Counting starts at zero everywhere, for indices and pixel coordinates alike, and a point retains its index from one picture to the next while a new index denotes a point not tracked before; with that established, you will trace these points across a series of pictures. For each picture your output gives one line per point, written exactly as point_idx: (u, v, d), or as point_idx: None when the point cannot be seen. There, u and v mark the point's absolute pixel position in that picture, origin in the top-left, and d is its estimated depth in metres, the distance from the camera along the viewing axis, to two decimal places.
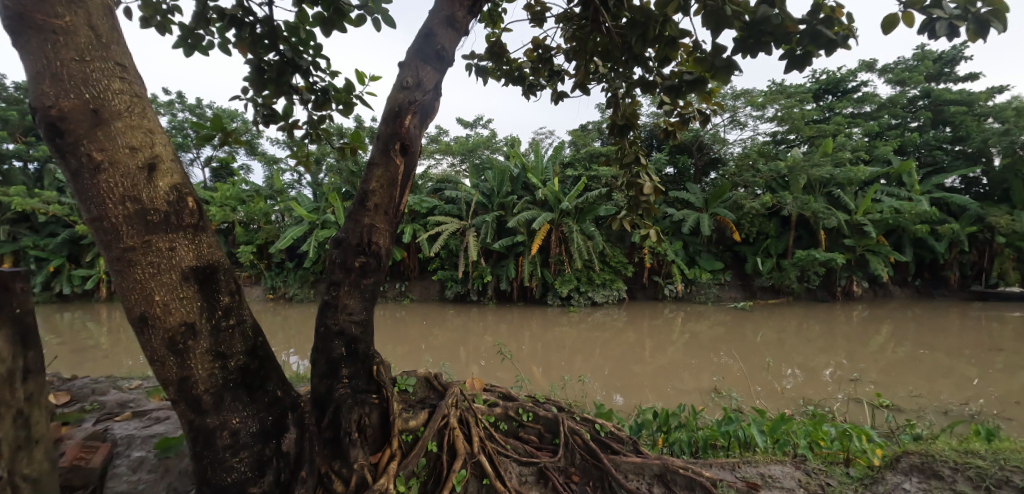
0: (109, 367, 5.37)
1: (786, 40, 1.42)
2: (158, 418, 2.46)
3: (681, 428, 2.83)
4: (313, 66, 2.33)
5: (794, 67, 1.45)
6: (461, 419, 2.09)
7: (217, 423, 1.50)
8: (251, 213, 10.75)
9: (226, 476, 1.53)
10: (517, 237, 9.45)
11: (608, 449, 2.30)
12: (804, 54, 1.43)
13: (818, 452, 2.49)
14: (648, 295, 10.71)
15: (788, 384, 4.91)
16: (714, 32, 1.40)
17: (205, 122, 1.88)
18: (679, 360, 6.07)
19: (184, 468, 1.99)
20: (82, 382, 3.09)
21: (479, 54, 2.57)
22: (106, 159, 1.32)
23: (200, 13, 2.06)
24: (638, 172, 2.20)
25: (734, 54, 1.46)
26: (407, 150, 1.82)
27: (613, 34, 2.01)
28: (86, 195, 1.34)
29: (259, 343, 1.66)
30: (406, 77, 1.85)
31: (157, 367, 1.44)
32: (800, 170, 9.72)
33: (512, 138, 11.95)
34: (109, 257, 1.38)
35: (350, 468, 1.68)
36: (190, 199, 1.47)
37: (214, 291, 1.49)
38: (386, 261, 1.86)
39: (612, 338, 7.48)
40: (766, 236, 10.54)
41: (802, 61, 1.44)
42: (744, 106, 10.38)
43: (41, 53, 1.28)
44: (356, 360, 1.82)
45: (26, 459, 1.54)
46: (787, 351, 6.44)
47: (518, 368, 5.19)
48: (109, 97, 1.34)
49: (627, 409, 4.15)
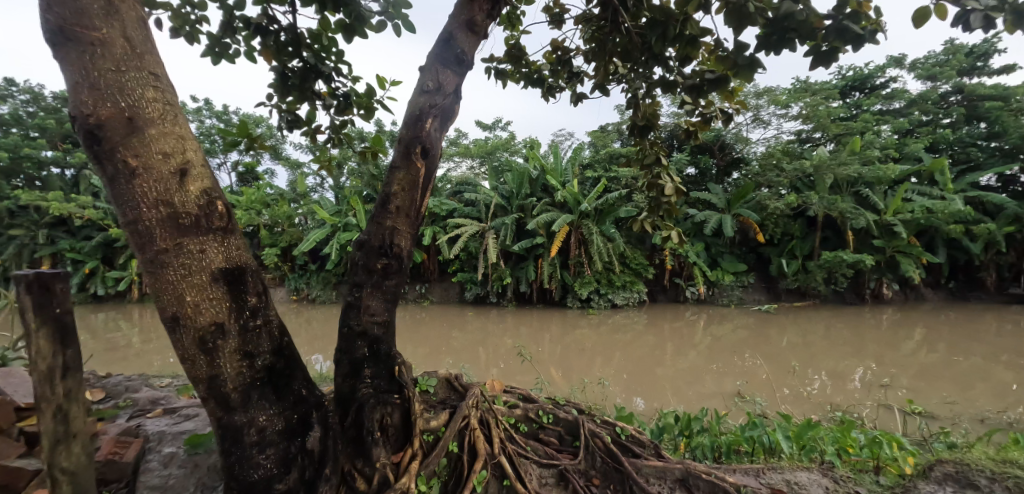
0: (140, 366, 5.56)
1: (811, 35, 1.40)
2: (188, 415, 2.53)
3: (703, 433, 2.80)
4: (335, 72, 2.40)
5: (819, 63, 1.43)
6: (482, 420, 2.10)
7: (245, 421, 1.53)
8: (275, 216, 11.01)
9: (253, 473, 1.54)
10: (537, 239, 9.48)
11: (630, 453, 2.28)
12: (831, 50, 1.40)
13: (846, 459, 2.44)
14: (669, 297, 10.60)
15: (814, 390, 4.79)
16: (737, 29, 1.39)
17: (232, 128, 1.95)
18: (701, 364, 5.98)
19: (212, 463, 2.05)
20: (114, 380, 3.18)
21: (498, 59, 2.62)
22: (140, 165, 1.37)
23: (227, 23, 2.14)
24: (659, 173, 2.21)
25: (757, 51, 1.46)
26: (428, 154, 1.85)
27: (632, 34, 2.01)
28: (122, 200, 1.39)
29: (285, 342, 1.68)
30: (427, 81, 1.89)
31: (188, 365, 1.47)
32: (826, 169, 9.53)
33: (531, 140, 11.94)
34: (144, 259, 1.42)
35: (372, 467, 1.75)
36: (219, 203, 1.51)
37: (242, 291, 1.52)
38: (407, 263, 1.89)
39: (633, 340, 7.44)
40: (791, 237, 10.33)
41: (828, 58, 1.42)
42: (768, 104, 10.24)
43: (79, 64, 1.34)
44: (379, 361, 1.84)
45: (65, 453, 1.61)
46: (813, 354, 6.31)
47: (537, 370, 5.20)
48: (143, 105, 1.39)
49: (649, 413, 4.13)
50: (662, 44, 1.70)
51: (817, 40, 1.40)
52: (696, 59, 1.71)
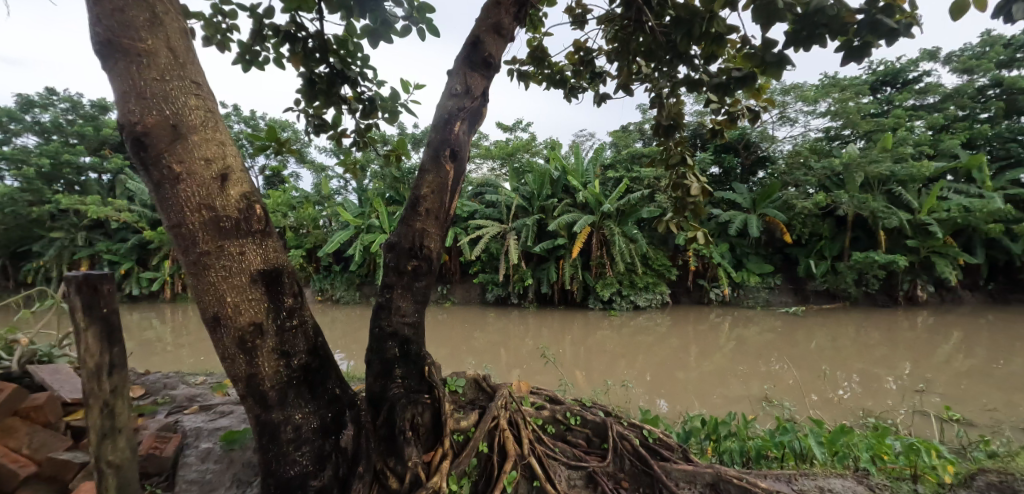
0: (172, 364, 5.74)
1: (843, 30, 1.37)
2: (223, 411, 2.59)
3: (731, 437, 2.74)
4: (361, 76, 2.46)
5: (851, 59, 1.40)
6: (511, 421, 2.11)
7: (281, 419, 1.57)
8: (301, 218, 11.25)
9: (290, 469, 1.58)
10: (558, 240, 9.48)
11: (658, 456, 2.26)
12: (863, 45, 1.37)
13: (882, 466, 2.37)
14: (693, 299, 10.44)
15: (845, 394, 4.66)
16: (765, 25, 1.37)
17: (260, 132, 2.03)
18: (726, 367, 5.89)
19: (248, 460, 2.10)
20: (152, 377, 3.29)
21: (520, 60, 2.65)
22: (184, 170, 1.42)
23: (256, 31, 2.23)
24: (684, 173, 2.19)
25: (786, 48, 1.44)
26: (457, 156, 1.88)
27: (657, 33, 2.01)
28: (166, 204, 1.44)
29: (320, 342, 1.72)
30: (455, 84, 1.91)
31: (228, 364, 1.52)
32: (857, 167, 9.27)
33: (552, 141, 11.91)
34: (186, 261, 1.48)
35: (404, 466, 1.75)
36: (258, 206, 1.55)
37: (279, 293, 1.56)
38: (437, 264, 1.91)
39: (656, 343, 7.35)
40: (820, 238, 10.08)
41: (860, 53, 1.39)
42: (795, 101, 10.03)
43: (127, 74, 1.40)
44: (409, 361, 1.87)
45: (111, 446, 1.68)
46: (843, 358, 6.14)
47: (560, 372, 5.19)
48: (186, 113, 1.45)
49: (673, 416, 4.09)
50: (687, 42, 1.69)
51: (848, 35, 1.38)
52: (722, 56, 1.70)
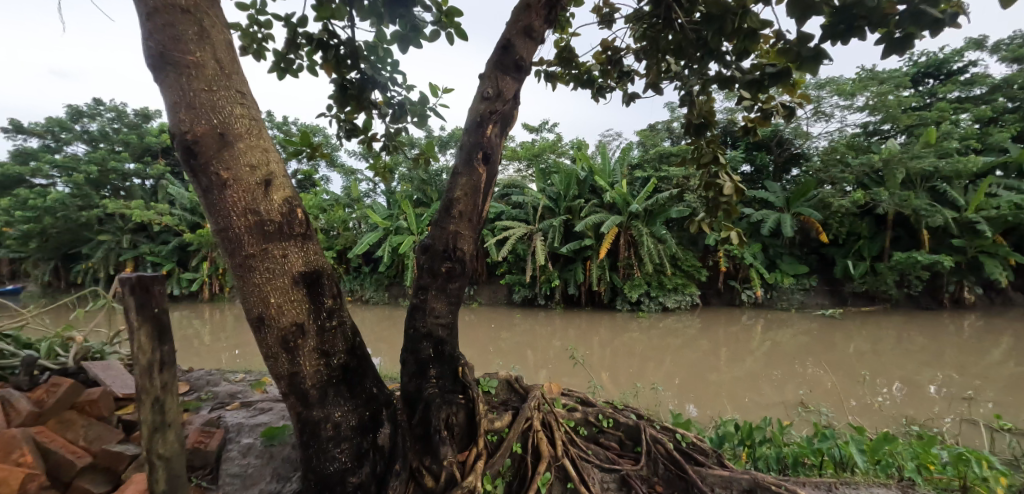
0: (210, 361, 5.95)
1: (882, 22, 1.34)
2: (262, 407, 2.67)
3: (766, 444, 2.68)
4: (391, 81, 2.51)
5: (892, 52, 1.36)
6: (544, 422, 2.12)
7: (322, 416, 1.61)
8: (331, 220, 11.50)
9: (329, 465, 1.63)
10: (585, 241, 9.43)
11: (692, 460, 2.24)
12: (905, 37, 1.33)
13: (928, 477, 2.30)
14: (724, 300, 10.22)
15: (886, 401, 4.48)
16: (801, 19, 1.35)
17: (294, 138, 2.10)
18: (759, 370, 5.75)
19: (287, 455, 2.17)
20: (196, 374, 3.42)
21: (548, 62, 2.66)
22: (231, 177, 1.48)
23: (291, 40, 2.31)
24: (717, 172, 2.14)
25: (822, 42, 1.42)
26: (489, 159, 1.90)
27: (687, 30, 2.00)
28: (214, 208, 1.50)
29: (357, 342, 1.76)
30: (487, 88, 1.93)
31: (272, 362, 1.57)
32: (897, 163, 8.91)
33: (579, 141, 11.83)
34: (233, 263, 1.54)
35: (439, 465, 1.76)
36: (299, 210, 1.60)
37: (320, 293, 1.61)
38: (470, 266, 1.93)
39: (686, 345, 7.24)
40: (858, 237, 9.74)
41: (902, 45, 1.35)
42: (830, 96, 9.74)
43: (177, 86, 1.47)
44: (444, 361, 1.90)
45: (161, 440, 1.76)
46: (884, 363, 5.91)
47: (588, 374, 5.16)
48: (232, 121, 1.51)
49: (704, 420, 4.03)
50: (718, 39, 1.68)
51: (888, 27, 1.34)
52: (754, 52, 1.68)
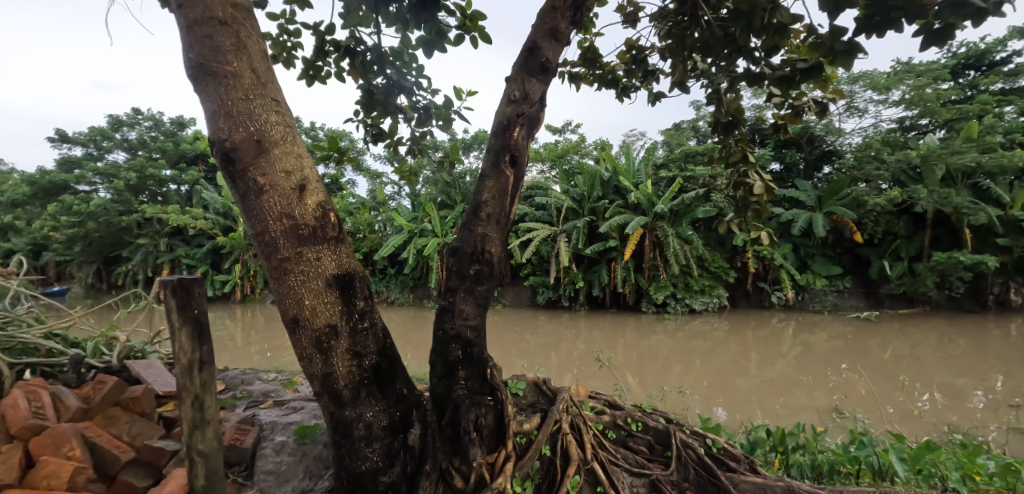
0: (243, 361, 6.12)
1: (921, 13, 1.28)
2: (295, 406, 2.71)
3: (800, 451, 2.61)
4: (416, 86, 2.55)
5: (932, 43, 1.31)
6: (573, 425, 2.11)
7: (354, 416, 1.64)
8: (358, 223, 11.70)
9: (361, 464, 1.66)
10: (610, 243, 9.36)
11: (724, 466, 2.20)
12: (946, 27, 1.27)
13: (975, 488, 2.19)
14: (753, 302, 9.99)
15: (926, 408, 4.31)
16: (834, 13, 1.31)
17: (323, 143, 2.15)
18: (790, 375, 5.60)
19: (320, 454, 2.21)
20: (231, 373, 3.52)
21: (572, 62, 2.66)
22: (267, 183, 1.52)
23: (319, 48, 2.37)
24: (746, 171, 2.10)
25: (856, 36, 1.38)
26: (516, 162, 1.91)
27: (714, 28, 1.97)
28: (252, 214, 1.55)
29: (388, 343, 1.78)
30: (513, 90, 1.94)
31: (306, 363, 1.62)
32: (936, 159, 8.57)
33: (603, 141, 11.75)
34: (269, 266, 1.58)
35: (469, 466, 1.78)
36: (332, 214, 1.64)
37: (352, 296, 1.64)
38: (498, 268, 1.94)
39: (713, 348, 7.11)
40: (895, 237, 9.40)
41: (943, 36, 1.29)
42: (864, 90, 9.45)
43: (216, 95, 1.52)
44: (472, 363, 1.91)
45: (201, 437, 1.82)
46: (925, 368, 5.68)
47: (613, 376, 5.11)
48: (269, 128, 1.55)
49: (733, 425, 3.95)
50: (746, 35, 1.64)
51: (927, 17, 1.28)
52: (784, 47, 1.64)
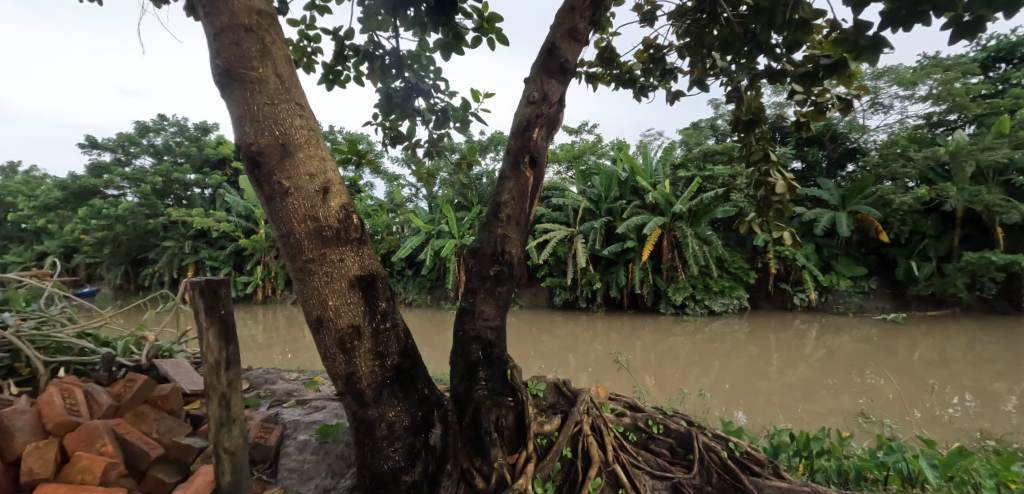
0: (265, 361, 6.22)
1: (950, 5, 1.25)
2: (317, 406, 2.75)
3: (825, 456, 2.55)
4: (434, 88, 2.57)
5: (962, 36, 1.27)
6: (593, 427, 2.10)
7: (376, 415, 1.66)
8: (376, 225, 11.82)
9: (383, 463, 1.67)
10: (627, 243, 9.29)
11: (748, 471, 2.17)
12: (977, 19, 1.23)
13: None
14: (774, 304, 9.82)
15: (956, 413, 4.17)
16: (859, 6, 1.28)
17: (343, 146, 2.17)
18: (813, 378, 5.49)
19: (342, 452, 2.24)
20: (255, 373, 3.59)
21: (589, 62, 2.65)
22: (292, 185, 1.55)
23: (338, 52, 2.41)
24: (767, 170, 2.07)
25: (881, 30, 1.35)
26: (535, 163, 1.91)
27: (734, 24, 1.95)
28: (277, 216, 1.57)
29: (410, 344, 1.80)
30: (532, 91, 1.94)
31: (329, 363, 1.64)
32: (965, 156, 8.32)
33: (620, 141, 11.68)
34: (293, 267, 1.61)
35: (490, 466, 1.76)
36: (355, 216, 1.66)
37: (374, 296, 1.65)
38: (518, 269, 1.95)
39: (734, 350, 7.01)
40: (922, 236, 9.14)
41: (973, 29, 1.25)
42: (889, 85, 9.25)
43: (242, 100, 1.55)
44: (492, 364, 1.93)
45: (227, 434, 1.86)
46: (955, 372, 5.51)
47: (631, 379, 5.07)
48: (293, 132, 1.58)
49: (754, 428, 3.89)
50: (767, 32, 1.62)
51: (956, 10, 1.25)
52: (806, 43, 1.61)
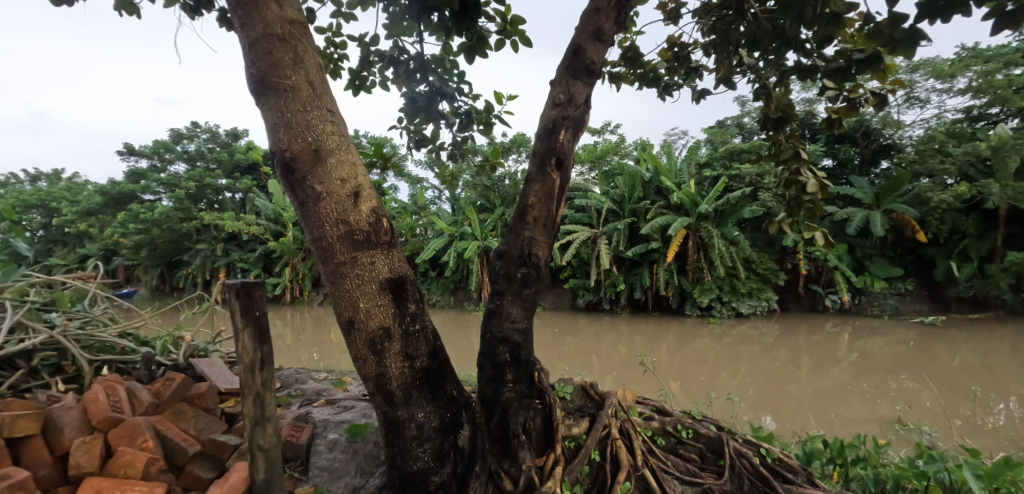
0: (293, 361, 6.36)
1: None
2: (346, 405, 2.80)
3: (861, 464, 2.48)
4: (457, 91, 2.59)
5: (1004, 26, 1.21)
6: (622, 431, 2.09)
7: (406, 416, 1.68)
8: (400, 227, 11.96)
9: (413, 463, 1.69)
10: (651, 244, 9.19)
11: (781, 478, 2.13)
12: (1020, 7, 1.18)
13: None
14: (805, 306, 9.57)
15: (1001, 421, 3.99)
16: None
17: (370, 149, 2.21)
18: (846, 382, 5.33)
19: (371, 452, 2.28)
20: (286, 372, 3.68)
21: (612, 62, 2.64)
22: (324, 190, 1.59)
23: (364, 59, 2.46)
24: (798, 169, 2.02)
25: (918, 21, 1.30)
26: (562, 165, 1.91)
27: (761, 20, 1.92)
28: (310, 220, 1.61)
29: (438, 346, 1.82)
30: (558, 93, 1.94)
31: (360, 364, 1.67)
32: (1008, 150, 7.79)
33: (643, 141, 11.56)
34: (326, 270, 1.65)
35: (518, 469, 1.77)
36: (385, 219, 1.69)
37: (404, 299, 1.68)
38: (544, 271, 1.95)
39: (762, 353, 6.85)
40: (963, 235, 8.78)
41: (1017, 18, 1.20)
42: (926, 78, 8.96)
43: (276, 108, 1.60)
44: (520, 366, 1.93)
45: (262, 433, 1.91)
46: (998, 378, 5.27)
47: (656, 382, 5.01)
48: (325, 138, 1.62)
49: (784, 434, 3.80)
50: (797, 27, 1.59)
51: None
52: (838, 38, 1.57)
